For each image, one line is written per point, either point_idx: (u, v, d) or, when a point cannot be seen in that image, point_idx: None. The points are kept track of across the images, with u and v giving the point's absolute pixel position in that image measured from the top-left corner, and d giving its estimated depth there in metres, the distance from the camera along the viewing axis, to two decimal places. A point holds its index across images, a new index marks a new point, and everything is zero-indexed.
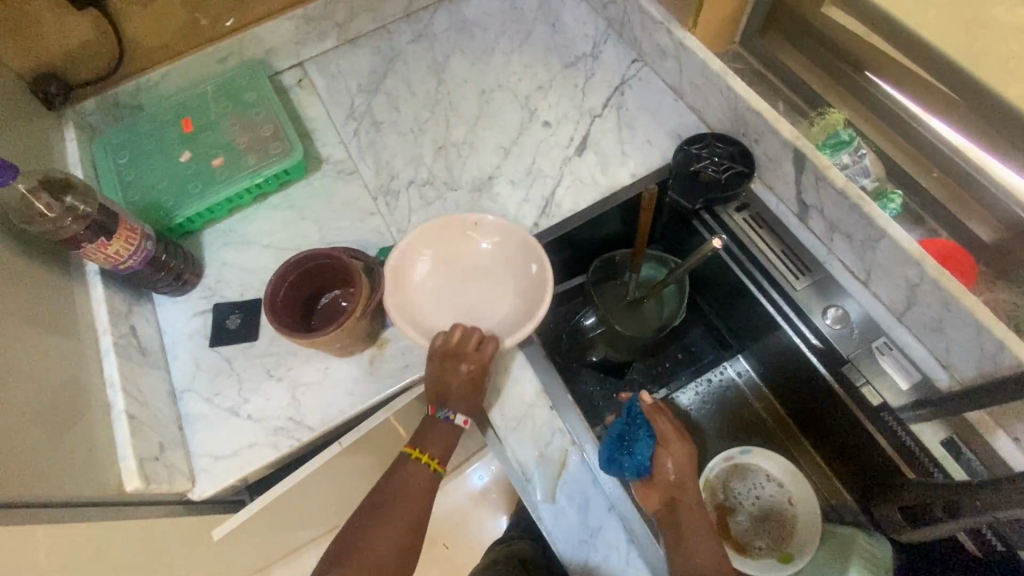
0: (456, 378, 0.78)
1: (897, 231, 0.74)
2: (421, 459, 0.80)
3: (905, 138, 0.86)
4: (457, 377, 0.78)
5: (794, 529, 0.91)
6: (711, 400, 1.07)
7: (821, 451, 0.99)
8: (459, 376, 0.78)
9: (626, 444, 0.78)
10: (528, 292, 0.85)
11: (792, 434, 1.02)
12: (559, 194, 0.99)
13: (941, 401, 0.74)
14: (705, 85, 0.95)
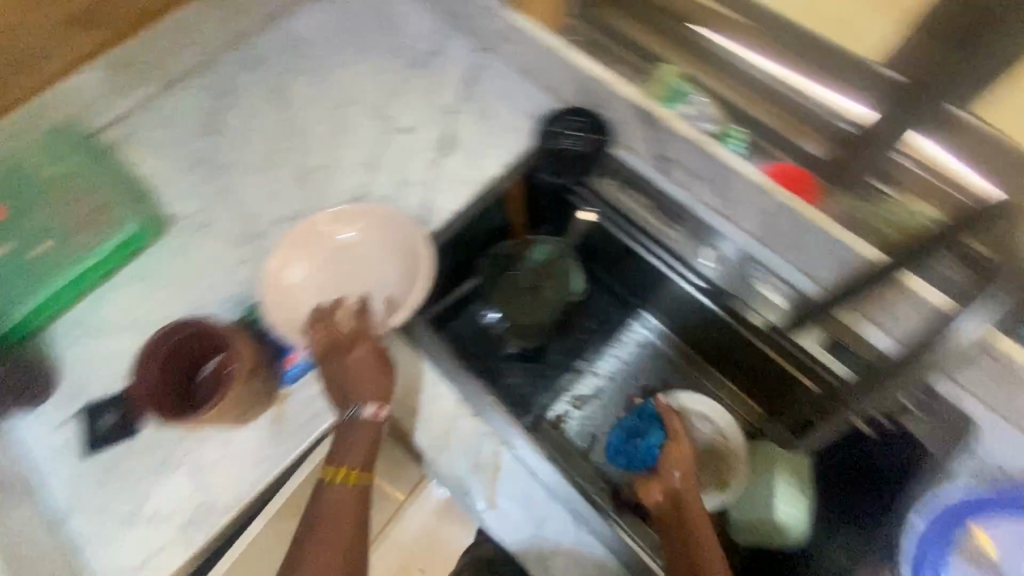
0: (351, 365, 0.76)
1: (745, 166, 0.80)
2: (338, 477, 0.73)
3: (736, 79, 0.91)
4: (349, 364, 0.77)
5: (734, 458, 0.87)
6: (629, 359, 1.07)
7: (740, 384, 0.99)
8: (345, 363, 0.77)
9: (637, 434, 0.95)
10: (410, 274, 0.86)
11: (708, 373, 1.03)
12: (435, 198, 0.95)
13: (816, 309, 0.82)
14: (549, 64, 0.96)
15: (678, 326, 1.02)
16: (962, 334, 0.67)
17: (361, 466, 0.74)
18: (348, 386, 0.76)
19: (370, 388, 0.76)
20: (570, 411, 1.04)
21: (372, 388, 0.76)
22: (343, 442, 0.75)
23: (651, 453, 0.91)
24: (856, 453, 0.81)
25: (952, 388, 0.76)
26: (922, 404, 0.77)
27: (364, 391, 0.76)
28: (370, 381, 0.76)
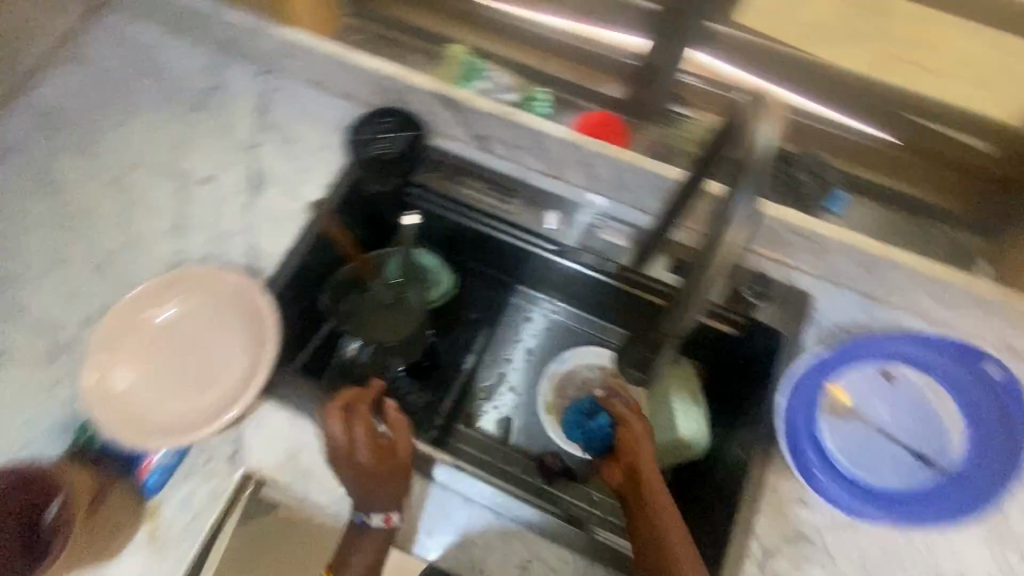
0: (376, 470, 0.71)
1: (550, 128, 0.83)
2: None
3: (525, 41, 0.92)
4: (373, 466, 0.71)
5: None
6: (523, 337, 1.02)
7: (624, 325, 0.98)
8: (367, 467, 0.71)
9: (591, 413, 0.88)
10: (253, 329, 0.78)
11: (599, 327, 1.01)
12: (260, 241, 0.87)
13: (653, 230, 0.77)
14: (339, 73, 0.91)
15: (558, 291, 1.00)
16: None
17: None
18: (360, 490, 0.70)
19: (390, 497, 0.71)
20: (479, 406, 0.98)
21: (391, 500, 0.71)
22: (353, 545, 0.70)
23: (605, 432, 0.85)
24: (737, 357, 0.81)
25: (783, 270, 0.83)
26: (757, 293, 0.81)
27: (381, 501, 0.70)
28: (392, 495, 0.71)
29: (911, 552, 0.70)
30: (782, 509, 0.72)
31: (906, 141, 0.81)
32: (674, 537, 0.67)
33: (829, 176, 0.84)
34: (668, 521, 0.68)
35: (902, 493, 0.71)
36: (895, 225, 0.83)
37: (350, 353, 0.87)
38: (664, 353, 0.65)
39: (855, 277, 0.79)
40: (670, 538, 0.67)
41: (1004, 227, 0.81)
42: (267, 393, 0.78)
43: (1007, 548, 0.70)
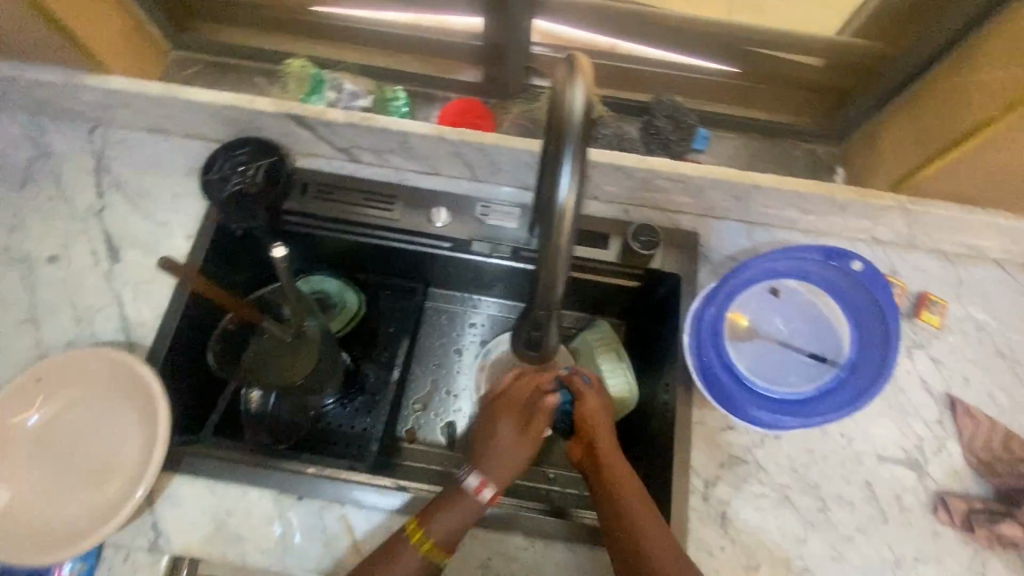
0: (520, 442, 0.71)
1: (409, 125, 0.80)
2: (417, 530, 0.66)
3: (369, 43, 0.91)
4: (519, 439, 0.72)
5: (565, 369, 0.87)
6: (445, 338, 0.99)
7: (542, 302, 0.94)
8: (509, 435, 0.72)
9: None
10: (142, 403, 0.72)
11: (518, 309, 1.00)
12: (131, 311, 0.80)
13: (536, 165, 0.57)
14: (172, 113, 0.84)
15: (472, 284, 0.97)
16: (571, 222, 0.42)
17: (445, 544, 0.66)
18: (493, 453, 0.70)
19: (508, 476, 0.70)
20: (418, 418, 0.95)
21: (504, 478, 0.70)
22: (441, 507, 0.67)
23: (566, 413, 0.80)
24: (652, 304, 0.86)
25: (667, 216, 0.85)
26: (645, 243, 0.81)
27: (498, 472, 0.70)
28: (507, 476, 0.70)
29: (831, 446, 0.76)
30: (712, 439, 0.75)
31: (745, 70, 0.88)
32: (633, 503, 0.66)
33: (688, 118, 0.86)
34: (625, 488, 0.68)
35: (810, 393, 0.75)
36: (753, 151, 0.89)
37: (255, 403, 0.81)
38: (549, 329, 0.51)
39: (731, 208, 0.83)
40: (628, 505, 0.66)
41: (849, 131, 0.87)
42: (177, 468, 0.73)
43: (908, 419, 0.77)
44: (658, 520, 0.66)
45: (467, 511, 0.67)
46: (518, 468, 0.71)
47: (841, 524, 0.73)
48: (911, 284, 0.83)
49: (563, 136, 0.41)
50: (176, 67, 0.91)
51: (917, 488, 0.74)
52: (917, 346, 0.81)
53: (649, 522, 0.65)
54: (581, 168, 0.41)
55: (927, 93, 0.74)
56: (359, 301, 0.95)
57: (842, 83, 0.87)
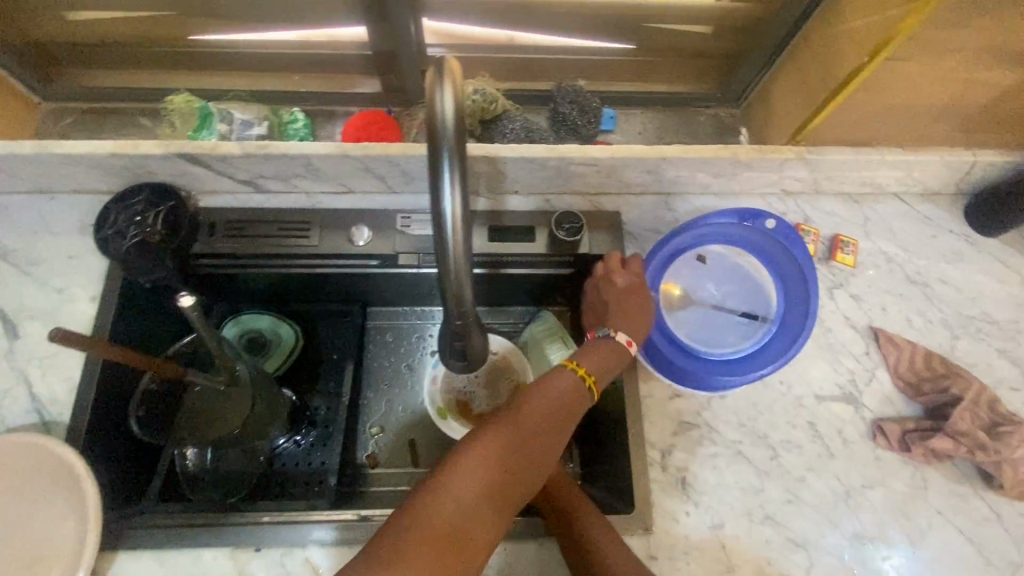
0: (640, 302, 0.75)
1: (310, 147, 0.77)
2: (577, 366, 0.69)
3: (258, 67, 0.87)
4: (640, 300, 0.75)
5: (512, 362, 0.88)
6: (392, 356, 0.97)
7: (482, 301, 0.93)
8: (626, 297, 0.75)
9: None
10: (62, 482, 0.67)
11: None
12: (40, 389, 0.74)
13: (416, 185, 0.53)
14: (49, 170, 0.78)
15: (410, 298, 0.95)
16: (462, 229, 0.41)
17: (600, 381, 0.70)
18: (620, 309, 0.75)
19: (638, 329, 0.74)
20: (377, 442, 0.92)
21: (636, 331, 0.74)
22: (589, 349, 0.72)
23: None
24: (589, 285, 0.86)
25: (587, 200, 0.86)
26: (569, 230, 0.81)
27: (630, 323, 0.74)
28: (639, 328, 0.75)
29: (773, 395, 0.79)
30: (662, 409, 0.77)
31: (637, 45, 0.89)
32: (589, 519, 0.68)
33: (593, 101, 0.87)
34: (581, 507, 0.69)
35: (749, 351, 0.77)
36: (659, 124, 0.93)
37: (190, 461, 0.78)
38: (471, 340, 0.50)
39: (646, 182, 0.84)
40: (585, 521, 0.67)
41: (747, 92, 0.91)
42: (118, 545, 0.68)
43: (839, 356, 0.81)
44: (613, 530, 0.68)
45: (610, 351, 0.72)
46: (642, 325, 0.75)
47: (793, 468, 0.76)
48: (823, 228, 0.87)
49: (438, 147, 0.40)
50: (52, 120, 0.86)
51: (856, 420, 0.78)
52: (837, 285, 0.85)
53: (606, 531, 0.67)
54: (462, 175, 0.41)
55: (804, 49, 0.79)
56: (296, 331, 0.92)
57: (731, 47, 0.90)
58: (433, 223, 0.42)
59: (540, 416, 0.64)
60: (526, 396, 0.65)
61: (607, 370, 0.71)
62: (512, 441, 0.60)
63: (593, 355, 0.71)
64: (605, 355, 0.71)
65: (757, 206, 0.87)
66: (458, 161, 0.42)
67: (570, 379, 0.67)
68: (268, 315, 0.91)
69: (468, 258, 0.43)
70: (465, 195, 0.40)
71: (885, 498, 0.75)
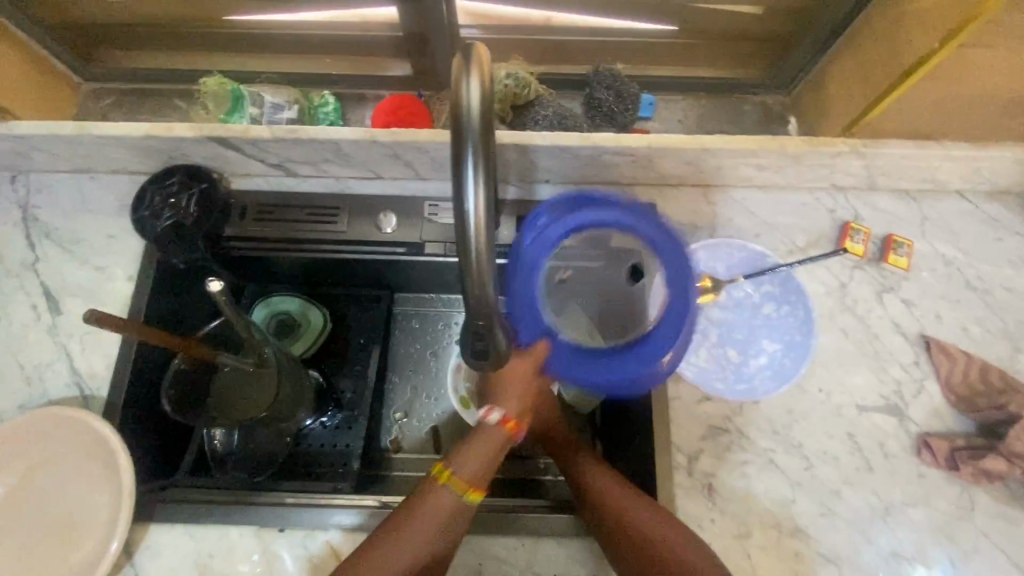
0: (513, 377, 0.61)
1: (338, 132, 0.76)
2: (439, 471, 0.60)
3: (291, 49, 0.87)
4: (516, 372, 0.61)
5: None
6: (417, 342, 0.97)
7: None
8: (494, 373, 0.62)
9: None
10: (98, 456, 0.69)
11: None
12: (80, 364, 0.77)
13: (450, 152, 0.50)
14: (88, 151, 0.79)
15: (436, 285, 0.94)
16: (486, 231, 0.39)
17: (469, 476, 0.60)
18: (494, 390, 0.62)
19: (523, 407, 0.62)
20: (402, 427, 0.93)
21: (521, 409, 0.62)
22: (461, 449, 0.61)
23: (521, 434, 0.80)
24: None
25: (620, 190, 0.83)
26: None
27: (511, 402, 0.61)
28: (516, 397, 0.61)
29: (811, 402, 0.75)
30: (691, 412, 0.74)
31: (681, 27, 0.84)
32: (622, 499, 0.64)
33: (631, 86, 0.83)
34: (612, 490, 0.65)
35: (794, 341, 0.76)
36: (702, 111, 0.88)
37: (219, 442, 0.80)
38: (493, 339, 0.48)
39: (684, 173, 0.80)
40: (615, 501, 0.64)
41: (799, 78, 0.85)
42: (150, 518, 0.71)
43: (885, 365, 0.76)
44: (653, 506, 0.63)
45: (485, 448, 0.60)
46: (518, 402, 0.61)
47: (828, 480, 0.72)
48: (875, 227, 0.81)
49: (461, 141, 0.38)
50: (93, 101, 0.87)
51: (899, 433, 0.74)
52: (888, 288, 0.79)
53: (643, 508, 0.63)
54: (486, 172, 0.38)
55: (865, 34, 0.72)
56: (324, 315, 0.92)
57: (782, 30, 0.84)
58: (455, 222, 0.39)
59: (431, 524, 0.59)
60: (410, 510, 0.59)
61: (487, 465, 0.60)
62: (404, 555, 0.58)
63: (466, 459, 0.60)
64: (479, 455, 0.60)
65: (803, 201, 0.82)
66: (483, 156, 0.39)
67: (437, 503, 0.59)
68: (298, 297, 0.92)
69: (492, 260, 0.41)
70: (490, 193, 0.37)
71: (927, 517, 0.71)
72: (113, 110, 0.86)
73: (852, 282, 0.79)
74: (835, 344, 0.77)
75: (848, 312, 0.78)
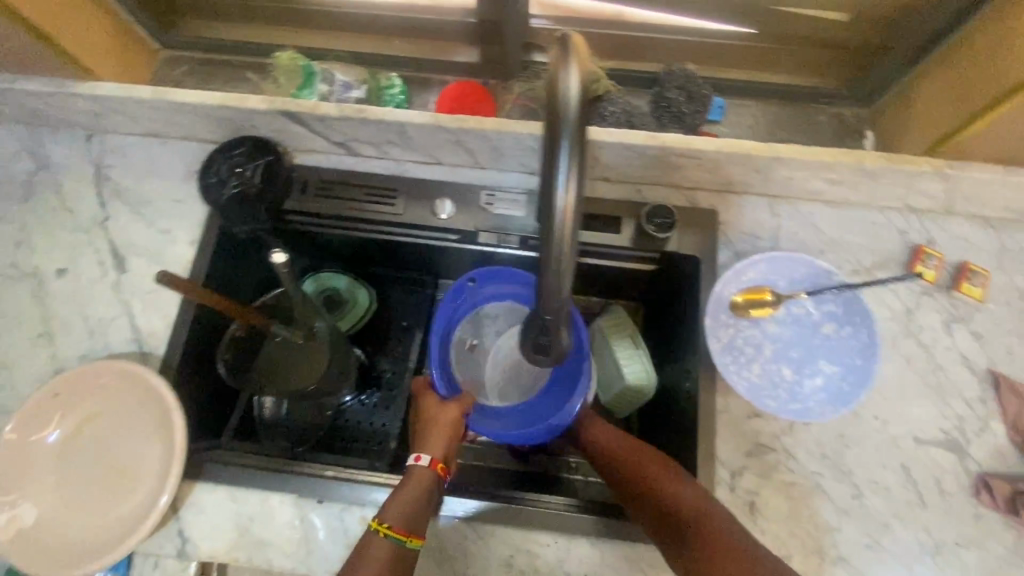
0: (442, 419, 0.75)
1: (405, 114, 0.76)
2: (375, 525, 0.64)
3: (363, 29, 0.88)
4: (445, 419, 0.75)
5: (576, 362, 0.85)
6: None
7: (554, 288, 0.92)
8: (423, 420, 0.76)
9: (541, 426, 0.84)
10: (156, 413, 0.71)
11: None
12: (140, 322, 0.79)
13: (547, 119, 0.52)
14: (162, 116, 0.81)
15: None
16: (573, 220, 0.38)
17: (407, 517, 0.64)
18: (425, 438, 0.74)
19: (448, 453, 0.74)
20: None
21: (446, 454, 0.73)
22: (395, 494, 0.66)
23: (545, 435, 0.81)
24: (671, 284, 0.82)
25: (681, 194, 0.81)
26: (660, 225, 0.76)
27: (438, 444, 0.73)
28: (439, 440, 0.73)
29: (865, 429, 0.72)
30: (737, 427, 0.72)
31: (761, 30, 0.82)
32: (662, 477, 0.64)
33: (703, 87, 0.80)
34: (652, 470, 0.66)
35: (855, 362, 0.73)
36: (774, 119, 0.85)
37: (268, 409, 0.84)
38: (558, 334, 0.47)
39: (751, 182, 0.78)
40: (655, 479, 0.64)
41: (880, 92, 0.82)
42: (196, 476, 0.73)
43: (948, 398, 0.73)
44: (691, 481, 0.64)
45: (420, 487, 0.68)
46: (443, 438, 0.73)
47: (877, 511, 0.70)
48: (949, 253, 0.77)
49: (557, 128, 0.37)
50: (168, 68, 0.90)
51: (957, 471, 0.71)
52: (957, 319, 0.76)
53: (682, 483, 0.63)
54: (579, 161, 0.38)
55: (963, 50, 0.68)
56: (372, 294, 0.93)
57: (869, 39, 0.80)
58: (541, 210, 0.39)
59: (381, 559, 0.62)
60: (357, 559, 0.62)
61: (421, 506, 0.66)
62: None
63: (402, 502, 0.65)
64: (413, 497, 0.66)
65: (874, 220, 0.79)
66: (577, 146, 0.38)
67: (382, 548, 0.62)
68: (347, 274, 0.94)
69: (573, 250, 0.40)
70: (583, 183, 0.37)
71: (980, 560, 0.68)
72: (187, 78, 0.89)
73: (919, 309, 0.76)
74: (896, 372, 0.74)
75: (912, 339, 0.75)
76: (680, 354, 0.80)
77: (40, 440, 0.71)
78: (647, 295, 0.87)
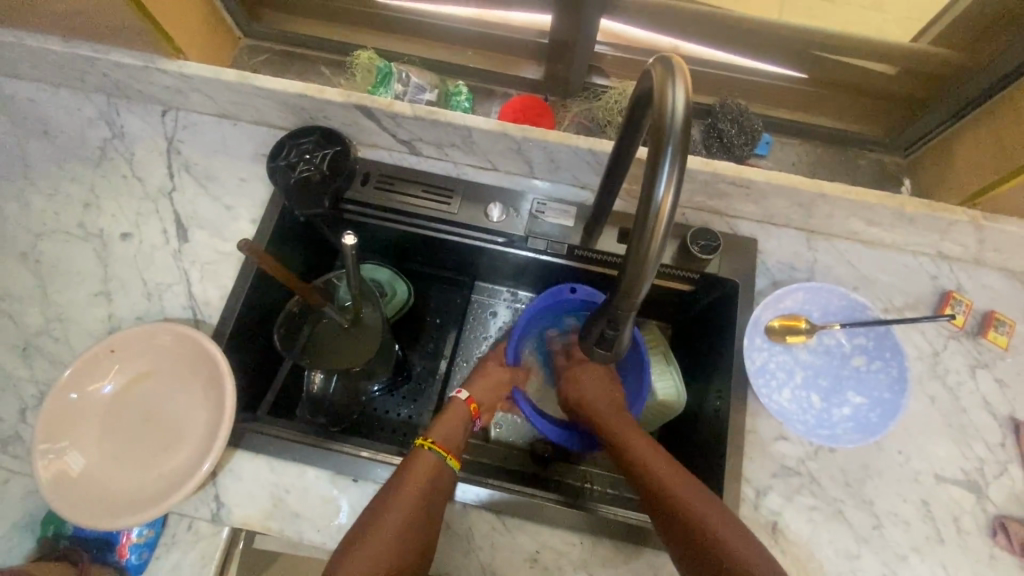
0: (491, 376, 0.82)
1: (474, 120, 0.80)
2: (424, 441, 0.70)
3: (439, 38, 0.94)
4: (494, 375, 0.83)
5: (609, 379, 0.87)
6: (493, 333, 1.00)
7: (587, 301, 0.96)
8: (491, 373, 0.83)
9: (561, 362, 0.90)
10: (208, 378, 0.73)
11: None
12: (198, 291, 0.83)
13: (626, 124, 0.55)
14: (240, 98, 0.85)
15: (522, 280, 0.98)
16: (667, 217, 0.43)
17: (453, 450, 0.72)
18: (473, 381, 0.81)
19: (485, 398, 0.81)
20: None
21: (484, 399, 0.81)
22: (437, 421, 0.75)
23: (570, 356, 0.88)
24: (706, 305, 0.85)
25: (724, 221, 0.85)
26: (704, 247, 0.78)
27: (480, 390, 0.80)
28: (487, 392, 0.81)
29: (888, 462, 0.74)
30: (764, 448, 0.75)
31: (810, 75, 0.87)
32: (699, 505, 0.63)
33: (754, 122, 0.85)
34: (688, 493, 0.64)
35: (884, 396, 0.76)
36: (816, 158, 0.90)
37: (316, 385, 0.84)
38: (624, 327, 0.51)
39: (794, 215, 0.82)
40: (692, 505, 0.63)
41: (920, 142, 0.86)
42: (237, 444, 0.75)
43: (969, 440, 0.75)
44: (726, 511, 0.64)
45: (458, 418, 0.75)
46: (490, 392, 0.82)
47: (895, 543, 0.71)
48: (977, 301, 0.81)
49: (664, 134, 0.42)
50: (247, 56, 0.95)
51: (976, 511, 0.73)
52: (983, 364, 0.79)
53: (716, 515, 0.63)
54: (680, 167, 0.43)
55: (1008, 109, 0.72)
56: (411, 289, 0.96)
57: (910, 93, 0.86)
58: (637, 206, 0.44)
59: (409, 502, 0.64)
60: (390, 489, 0.66)
61: (456, 432, 0.74)
62: (394, 524, 0.63)
63: (442, 427, 0.74)
64: (451, 423, 0.75)
65: (907, 262, 0.83)
66: (678, 155, 0.43)
67: (427, 460, 0.68)
68: (387, 266, 0.97)
69: (663, 245, 0.44)
70: (682, 186, 0.42)
71: None
72: (266, 66, 0.94)
73: (946, 352, 0.79)
74: (920, 409, 0.77)
75: (937, 380, 0.78)
76: (711, 374, 0.83)
77: (91, 394, 0.73)
78: (681, 314, 0.91)
